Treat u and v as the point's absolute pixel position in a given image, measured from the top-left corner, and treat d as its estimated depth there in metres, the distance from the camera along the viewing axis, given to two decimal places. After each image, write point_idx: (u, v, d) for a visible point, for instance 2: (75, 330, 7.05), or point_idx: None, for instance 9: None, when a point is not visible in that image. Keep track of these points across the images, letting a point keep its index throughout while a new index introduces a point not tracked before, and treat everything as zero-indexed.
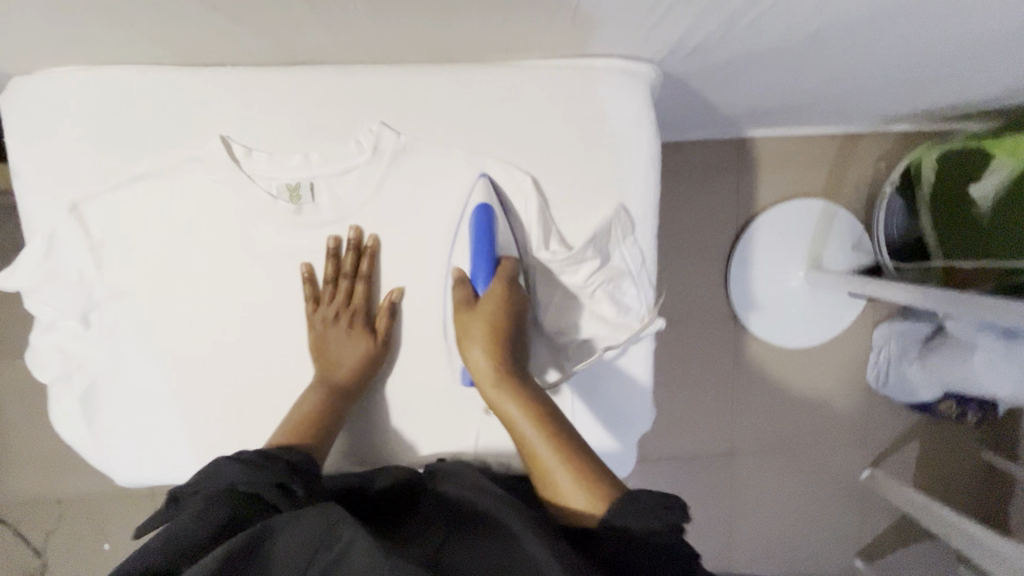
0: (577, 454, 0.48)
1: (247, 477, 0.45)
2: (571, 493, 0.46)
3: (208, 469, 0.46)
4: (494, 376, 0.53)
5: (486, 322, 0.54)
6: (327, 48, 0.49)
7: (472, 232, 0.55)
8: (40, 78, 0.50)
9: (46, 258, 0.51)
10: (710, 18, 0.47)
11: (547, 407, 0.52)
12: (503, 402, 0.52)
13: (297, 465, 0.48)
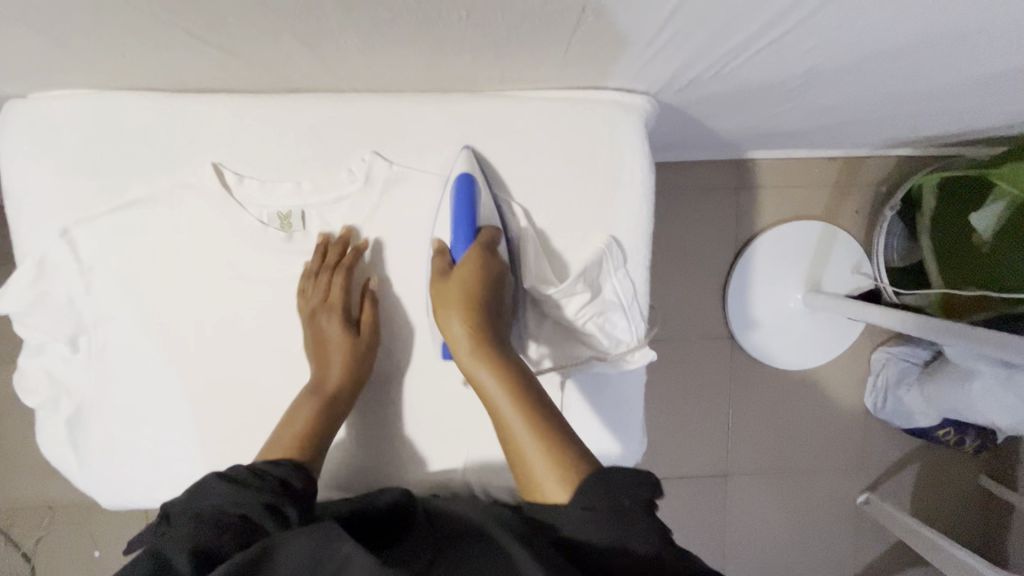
0: (553, 432, 0.46)
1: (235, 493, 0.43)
2: (541, 468, 0.44)
3: (196, 488, 0.45)
4: (471, 343, 0.50)
5: (462, 289, 0.51)
6: (321, 77, 0.49)
7: (452, 203, 0.53)
8: (37, 104, 0.50)
9: (36, 281, 0.51)
10: (704, 56, 0.47)
11: (525, 379, 0.49)
12: (478, 370, 0.50)
13: (289, 482, 0.46)
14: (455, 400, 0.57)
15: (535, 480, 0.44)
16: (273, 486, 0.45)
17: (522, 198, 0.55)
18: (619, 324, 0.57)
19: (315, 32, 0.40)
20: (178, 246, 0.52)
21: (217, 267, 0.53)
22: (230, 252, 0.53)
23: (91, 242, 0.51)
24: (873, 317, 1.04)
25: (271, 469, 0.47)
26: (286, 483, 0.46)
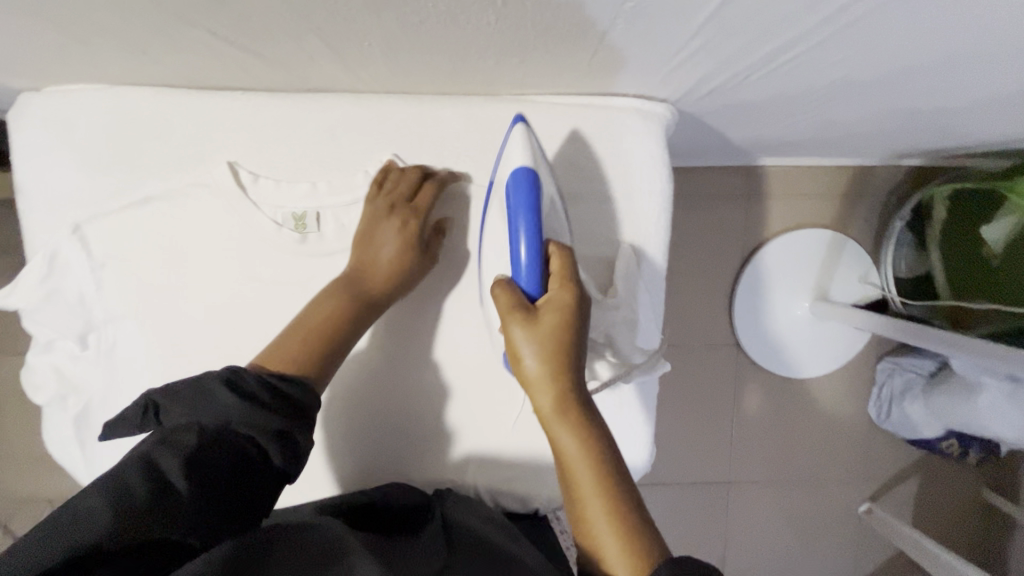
0: (630, 516, 0.42)
1: (242, 412, 0.43)
2: (614, 560, 0.41)
3: (199, 386, 0.44)
4: (550, 397, 0.45)
5: (547, 335, 0.45)
6: (340, 77, 0.48)
7: (511, 199, 0.48)
8: (51, 98, 0.49)
9: (47, 278, 0.50)
10: (731, 65, 0.46)
11: (607, 445, 0.45)
12: (557, 428, 0.45)
13: (301, 406, 0.47)
14: (468, 405, 0.57)
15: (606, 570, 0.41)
16: (285, 408, 0.45)
17: None
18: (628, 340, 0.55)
19: (341, 34, 0.39)
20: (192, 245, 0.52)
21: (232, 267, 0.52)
22: (245, 252, 0.52)
23: (102, 239, 0.51)
24: (883, 324, 1.03)
25: (288, 383, 0.47)
26: (297, 404, 0.46)
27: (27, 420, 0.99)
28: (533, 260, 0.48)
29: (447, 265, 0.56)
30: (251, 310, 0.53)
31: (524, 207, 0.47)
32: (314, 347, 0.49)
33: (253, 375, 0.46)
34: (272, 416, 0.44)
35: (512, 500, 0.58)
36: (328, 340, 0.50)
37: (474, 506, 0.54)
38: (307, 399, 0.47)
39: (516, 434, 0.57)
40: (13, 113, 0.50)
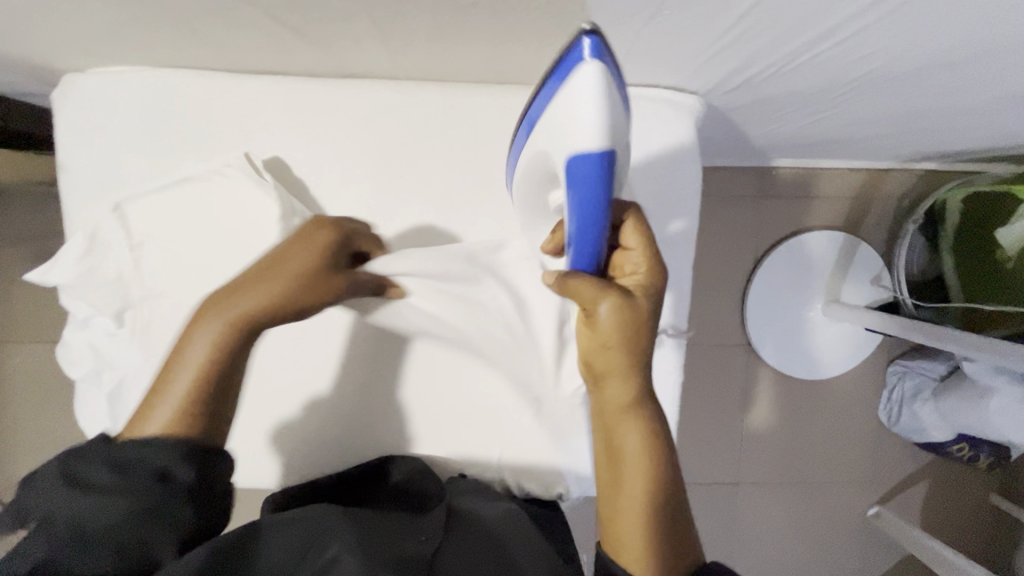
0: (671, 526, 0.42)
1: (104, 506, 0.35)
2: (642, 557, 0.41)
3: (43, 482, 0.36)
4: (626, 389, 0.43)
5: (636, 328, 0.42)
6: (380, 61, 0.49)
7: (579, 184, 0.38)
8: (95, 78, 0.50)
9: (86, 255, 0.51)
10: (764, 57, 0.47)
11: (670, 452, 0.44)
12: (627, 420, 0.43)
13: (172, 476, 0.38)
14: (497, 389, 0.58)
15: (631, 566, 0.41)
16: (149, 486, 0.37)
17: None
18: None
19: (389, 15, 0.40)
20: (231, 226, 0.52)
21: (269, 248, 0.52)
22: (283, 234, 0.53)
23: (142, 217, 0.51)
24: (897, 326, 1.03)
25: (152, 452, 0.38)
26: (167, 473, 0.38)
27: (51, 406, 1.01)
28: (597, 250, 0.42)
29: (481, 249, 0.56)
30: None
31: (591, 197, 0.39)
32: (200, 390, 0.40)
33: (104, 457, 0.37)
34: (138, 498, 0.36)
35: (535, 486, 0.59)
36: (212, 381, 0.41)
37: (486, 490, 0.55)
38: (179, 468, 0.38)
39: (541, 418, 0.58)
40: (58, 92, 0.51)
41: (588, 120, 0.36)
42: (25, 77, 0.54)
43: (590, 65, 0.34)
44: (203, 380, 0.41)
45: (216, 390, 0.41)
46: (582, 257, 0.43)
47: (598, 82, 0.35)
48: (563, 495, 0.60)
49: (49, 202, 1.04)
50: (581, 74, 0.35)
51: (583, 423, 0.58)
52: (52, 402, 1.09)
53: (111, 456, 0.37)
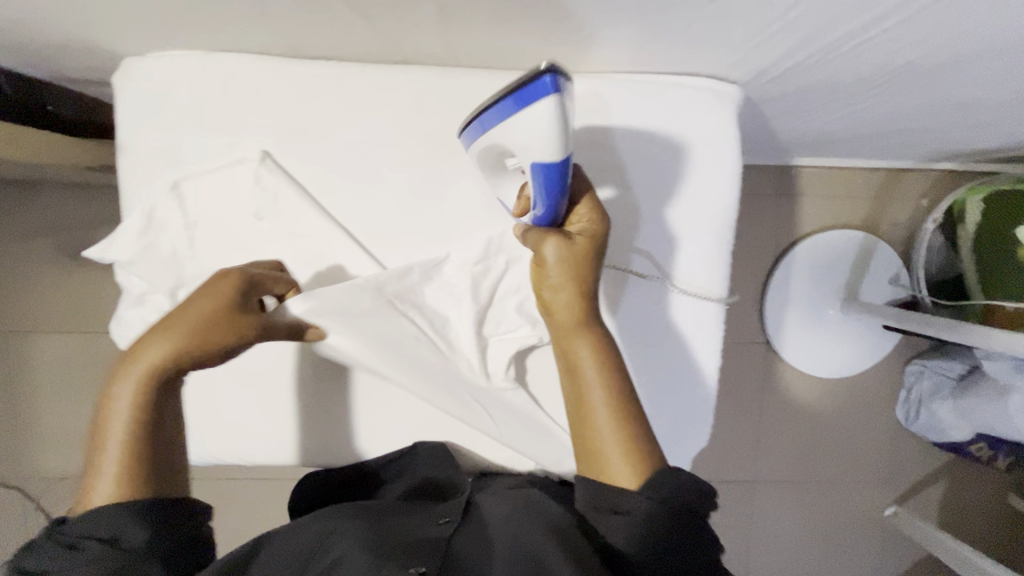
0: (633, 425, 0.44)
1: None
2: (615, 463, 0.43)
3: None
4: (576, 311, 0.47)
5: (580, 259, 0.47)
6: (434, 46, 0.51)
7: (538, 179, 0.45)
8: (157, 60, 0.52)
9: (144, 233, 0.52)
10: (808, 44, 0.49)
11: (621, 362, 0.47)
12: (578, 343, 0.46)
13: (122, 537, 0.39)
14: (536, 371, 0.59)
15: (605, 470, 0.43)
16: (101, 553, 0.38)
17: (609, 177, 0.57)
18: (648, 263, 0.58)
19: None
20: (282, 206, 0.53)
21: (319, 230, 0.53)
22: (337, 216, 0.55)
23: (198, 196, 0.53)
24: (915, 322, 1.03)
25: (94, 522, 0.39)
26: (116, 537, 0.39)
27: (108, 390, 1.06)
28: (552, 219, 0.48)
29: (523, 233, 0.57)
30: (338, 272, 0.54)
31: (548, 193, 0.45)
32: (132, 452, 0.41)
33: (56, 536, 0.39)
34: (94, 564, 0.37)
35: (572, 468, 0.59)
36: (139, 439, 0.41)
37: (510, 488, 0.56)
38: (127, 531, 0.39)
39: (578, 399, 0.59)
40: (119, 74, 0.53)
41: (551, 138, 0.42)
42: (86, 60, 0.56)
43: (548, 99, 0.40)
44: (131, 443, 0.41)
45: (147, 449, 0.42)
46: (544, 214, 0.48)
47: (557, 113, 0.40)
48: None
49: (88, 191, 1.06)
50: (540, 106, 0.40)
51: None
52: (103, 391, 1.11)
53: (58, 537, 0.39)
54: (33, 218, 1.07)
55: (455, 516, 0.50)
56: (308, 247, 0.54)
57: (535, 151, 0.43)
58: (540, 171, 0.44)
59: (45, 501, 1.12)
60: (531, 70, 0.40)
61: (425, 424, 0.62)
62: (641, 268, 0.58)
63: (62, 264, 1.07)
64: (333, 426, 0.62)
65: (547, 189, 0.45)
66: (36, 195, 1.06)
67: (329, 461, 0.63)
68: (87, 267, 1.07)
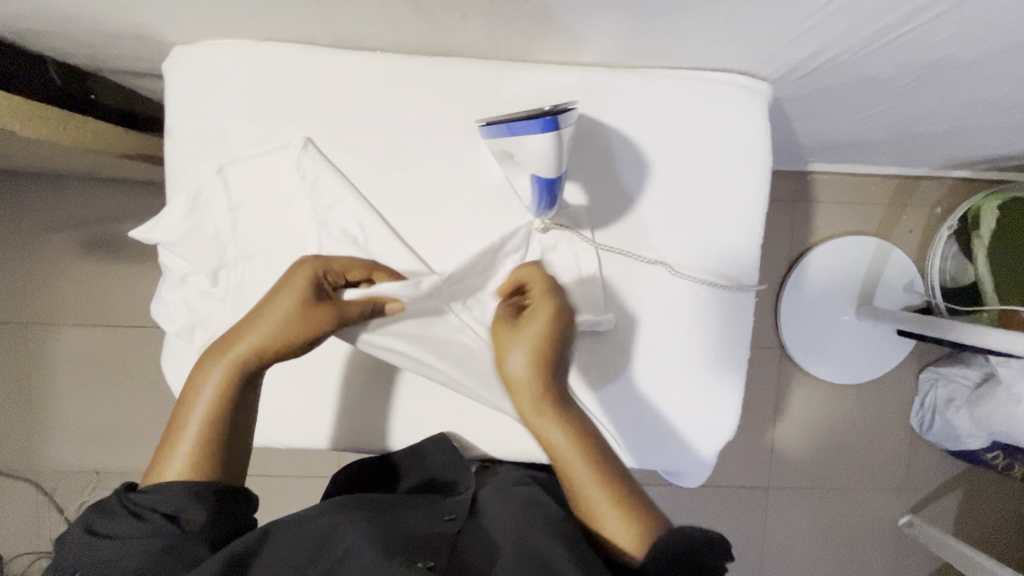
0: (624, 491, 0.46)
1: (132, 544, 0.40)
2: (616, 529, 0.44)
3: (65, 540, 0.41)
4: (536, 399, 0.48)
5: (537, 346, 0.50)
6: (475, 38, 0.53)
7: (535, 184, 0.50)
8: (205, 48, 0.54)
9: (189, 215, 0.54)
10: (842, 41, 0.50)
11: (592, 435, 0.48)
12: (546, 431, 0.48)
13: (179, 515, 0.42)
14: None
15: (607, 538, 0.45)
16: (164, 527, 0.41)
17: (643, 167, 0.57)
18: (676, 257, 0.58)
19: None
20: (319, 190, 0.54)
21: (355, 214, 0.55)
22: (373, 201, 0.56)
23: (242, 181, 0.55)
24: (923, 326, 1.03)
25: (162, 497, 0.43)
26: (179, 515, 0.42)
27: (143, 370, 1.12)
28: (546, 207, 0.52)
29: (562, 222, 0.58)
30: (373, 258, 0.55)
31: (544, 195, 0.50)
32: (210, 434, 0.46)
33: (122, 508, 0.42)
34: (160, 537, 0.41)
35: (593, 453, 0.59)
36: (217, 421, 0.46)
37: (509, 485, 0.57)
38: (188, 512, 0.43)
39: (603, 385, 0.59)
40: (169, 62, 0.55)
41: (549, 164, 0.46)
42: (134, 50, 0.58)
43: (545, 139, 0.45)
44: (214, 419, 0.46)
45: (225, 430, 0.47)
46: (540, 205, 0.52)
47: (554, 147, 0.45)
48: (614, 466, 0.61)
49: (118, 184, 1.08)
50: (536, 140, 0.45)
51: (650, 396, 0.59)
52: (142, 384, 1.12)
53: (133, 504, 0.43)
54: (63, 209, 1.08)
55: (463, 512, 0.52)
56: (342, 229, 0.55)
57: (532, 169, 0.48)
58: (538, 180, 0.49)
59: (58, 494, 1.12)
60: (534, 108, 0.44)
61: (455, 411, 0.63)
62: (674, 260, 0.58)
63: (88, 257, 1.09)
64: (363, 410, 0.63)
65: (544, 192, 0.50)
66: (66, 187, 1.07)
67: (360, 446, 0.63)
68: (116, 260, 1.09)
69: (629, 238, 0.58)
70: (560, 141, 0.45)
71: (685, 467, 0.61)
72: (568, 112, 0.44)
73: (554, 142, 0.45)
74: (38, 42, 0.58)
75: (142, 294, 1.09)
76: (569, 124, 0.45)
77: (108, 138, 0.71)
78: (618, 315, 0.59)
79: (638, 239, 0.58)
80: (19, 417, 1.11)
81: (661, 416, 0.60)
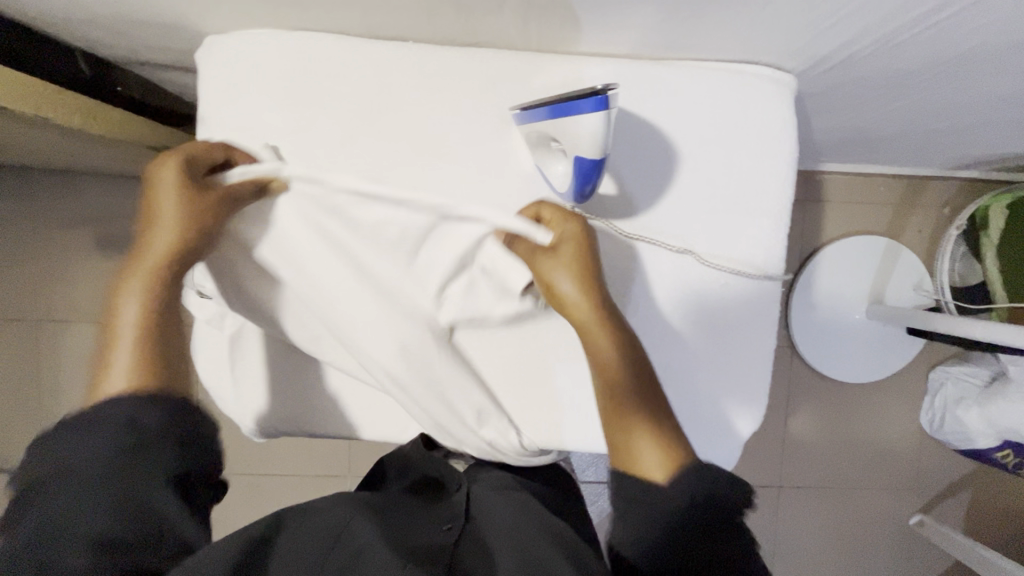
0: (659, 420, 0.49)
1: (91, 451, 0.40)
2: (645, 452, 0.48)
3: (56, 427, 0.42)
4: (587, 308, 0.52)
5: (581, 263, 0.52)
6: (508, 29, 0.53)
7: (575, 168, 0.50)
8: (239, 37, 0.55)
9: None
10: (868, 34, 0.50)
11: (642, 362, 0.52)
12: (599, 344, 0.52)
13: (141, 421, 0.42)
14: None
15: (636, 463, 0.47)
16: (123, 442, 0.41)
17: (670, 157, 0.58)
18: (703, 246, 0.59)
19: None
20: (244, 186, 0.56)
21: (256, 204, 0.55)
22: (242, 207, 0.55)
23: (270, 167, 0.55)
24: (930, 323, 1.03)
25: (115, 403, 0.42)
26: (138, 421, 0.42)
27: None
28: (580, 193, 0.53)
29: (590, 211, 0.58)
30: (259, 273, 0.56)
31: (581, 180, 0.51)
32: (146, 341, 0.47)
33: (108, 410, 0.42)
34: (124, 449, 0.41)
35: (487, 437, 0.59)
36: (143, 325, 0.48)
37: (505, 487, 0.58)
38: (148, 417, 0.43)
39: None
40: (203, 51, 0.55)
41: (595, 140, 0.47)
42: (164, 40, 0.58)
43: (596, 117, 0.45)
44: (142, 327, 0.47)
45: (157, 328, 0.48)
46: (575, 191, 0.53)
47: (602, 126, 0.46)
48: (527, 451, 0.59)
49: (131, 180, 1.07)
50: (585, 119, 0.46)
51: (675, 386, 0.59)
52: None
53: (76, 421, 0.41)
54: (76, 204, 1.08)
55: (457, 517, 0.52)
56: None
57: (575, 151, 0.48)
58: (579, 163, 0.50)
59: None
60: (584, 87, 0.45)
61: None
62: (703, 250, 0.59)
63: (102, 254, 1.09)
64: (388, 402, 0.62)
65: (584, 177, 0.50)
66: (79, 183, 1.07)
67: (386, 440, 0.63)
68: None
69: (655, 228, 0.58)
70: (609, 121, 0.46)
71: (713, 459, 0.61)
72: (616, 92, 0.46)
73: (603, 120, 0.46)
74: (70, 31, 0.58)
75: None
76: (615, 105, 0.46)
77: (132, 128, 0.71)
78: (646, 305, 0.59)
79: (666, 229, 0.59)
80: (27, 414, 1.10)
81: (688, 406, 0.60)
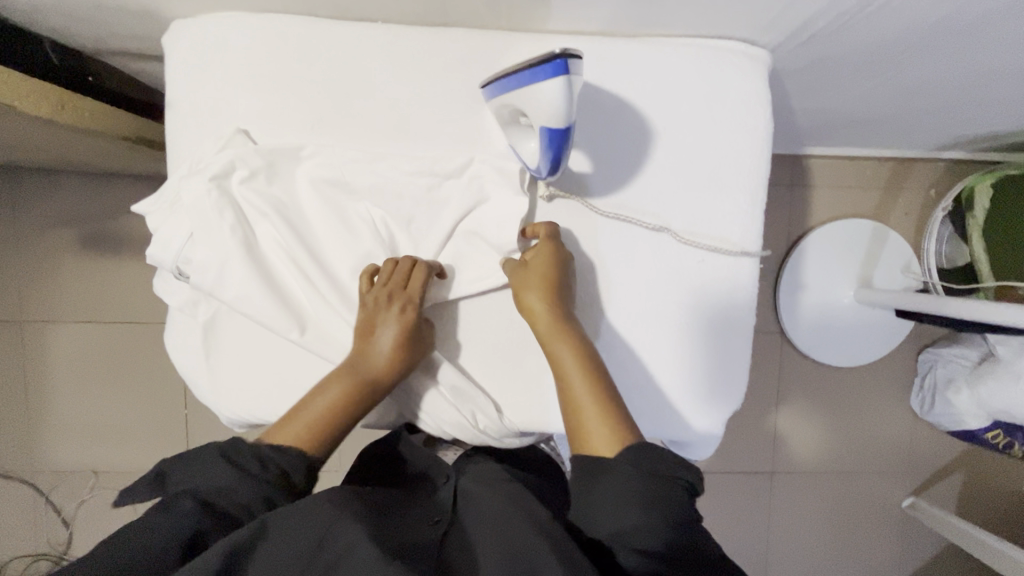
0: (613, 410, 0.50)
1: (236, 480, 0.46)
2: (598, 436, 0.49)
3: (198, 454, 0.49)
4: (547, 317, 0.54)
5: (547, 272, 0.54)
6: (478, 8, 0.53)
7: (543, 141, 0.49)
8: (207, 20, 0.54)
9: (189, 186, 0.55)
10: (839, 5, 0.50)
11: (597, 364, 0.53)
12: (557, 347, 0.53)
13: (288, 475, 0.49)
14: None
15: (585, 442, 0.49)
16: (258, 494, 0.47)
17: (645, 133, 0.58)
18: (681, 224, 0.59)
19: None
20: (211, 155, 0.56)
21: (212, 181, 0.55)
22: (231, 170, 0.54)
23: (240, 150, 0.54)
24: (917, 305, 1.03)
25: (281, 459, 0.49)
26: (287, 475, 0.49)
27: (137, 363, 1.10)
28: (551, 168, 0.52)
29: (565, 191, 0.58)
30: (242, 240, 0.55)
31: (551, 152, 0.50)
32: (329, 425, 0.53)
33: (251, 445, 0.49)
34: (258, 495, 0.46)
35: (463, 420, 0.58)
36: (332, 418, 0.53)
37: (492, 476, 0.57)
38: (297, 475, 0.50)
39: (609, 354, 0.59)
40: (170, 35, 0.55)
41: (557, 109, 0.46)
42: (134, 27, 0.58)
43: (559, 81, 0.45)
44: (328, 415, 0.53)
45: (337, 423, 0.53)
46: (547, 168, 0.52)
47: (566, 91, 0.45)
48: (505, 434, 0.58)
49: (113, 177, 1.07)
50: (549, 85, 0.45)
51: (654, 365, 0.59)
52: (139, 380, 1.10)
53: (242, 452, 0.48)
54: (57, 204, 1.07)
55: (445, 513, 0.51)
56: (198, 258, 0.55)
57: (541, 121, 0.48)
58: (546, 135, 0.49)
59: (57, 492, 1.11)
60: (544, 53, 0.45)
61: None
62: (680, 228, 0.59)
63: (84, 253, 1.08)
64: None
65: (552, 150, 0.49)
66: (59, 181, 1.07)
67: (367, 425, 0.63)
68: (111, 255, 1.07)
69: (632, 207, 0.58)
70: (572, 88, 0.46)
71: (694, 438, 0.60)
72: (578, 58, 0.45)
73: (565, 84, 0.45)
74: (38, 18, 0.58)
75: (138, 288, 1.08)
76: (579, 72, 0.46)
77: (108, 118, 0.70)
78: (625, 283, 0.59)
79: (642, 206, 0.58)
80: (15, 413, 1.10)
81: (668, 385, 0.59)
